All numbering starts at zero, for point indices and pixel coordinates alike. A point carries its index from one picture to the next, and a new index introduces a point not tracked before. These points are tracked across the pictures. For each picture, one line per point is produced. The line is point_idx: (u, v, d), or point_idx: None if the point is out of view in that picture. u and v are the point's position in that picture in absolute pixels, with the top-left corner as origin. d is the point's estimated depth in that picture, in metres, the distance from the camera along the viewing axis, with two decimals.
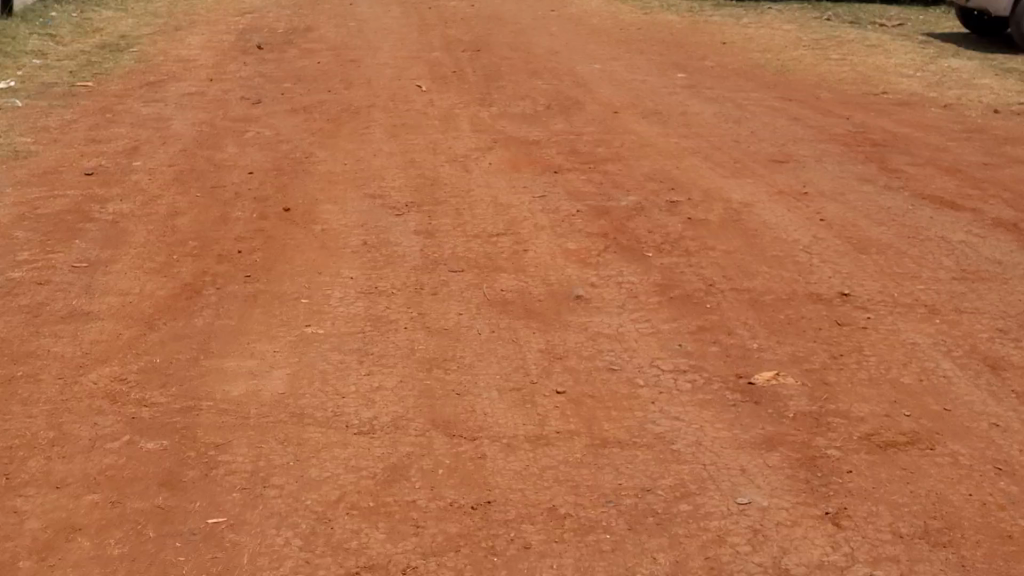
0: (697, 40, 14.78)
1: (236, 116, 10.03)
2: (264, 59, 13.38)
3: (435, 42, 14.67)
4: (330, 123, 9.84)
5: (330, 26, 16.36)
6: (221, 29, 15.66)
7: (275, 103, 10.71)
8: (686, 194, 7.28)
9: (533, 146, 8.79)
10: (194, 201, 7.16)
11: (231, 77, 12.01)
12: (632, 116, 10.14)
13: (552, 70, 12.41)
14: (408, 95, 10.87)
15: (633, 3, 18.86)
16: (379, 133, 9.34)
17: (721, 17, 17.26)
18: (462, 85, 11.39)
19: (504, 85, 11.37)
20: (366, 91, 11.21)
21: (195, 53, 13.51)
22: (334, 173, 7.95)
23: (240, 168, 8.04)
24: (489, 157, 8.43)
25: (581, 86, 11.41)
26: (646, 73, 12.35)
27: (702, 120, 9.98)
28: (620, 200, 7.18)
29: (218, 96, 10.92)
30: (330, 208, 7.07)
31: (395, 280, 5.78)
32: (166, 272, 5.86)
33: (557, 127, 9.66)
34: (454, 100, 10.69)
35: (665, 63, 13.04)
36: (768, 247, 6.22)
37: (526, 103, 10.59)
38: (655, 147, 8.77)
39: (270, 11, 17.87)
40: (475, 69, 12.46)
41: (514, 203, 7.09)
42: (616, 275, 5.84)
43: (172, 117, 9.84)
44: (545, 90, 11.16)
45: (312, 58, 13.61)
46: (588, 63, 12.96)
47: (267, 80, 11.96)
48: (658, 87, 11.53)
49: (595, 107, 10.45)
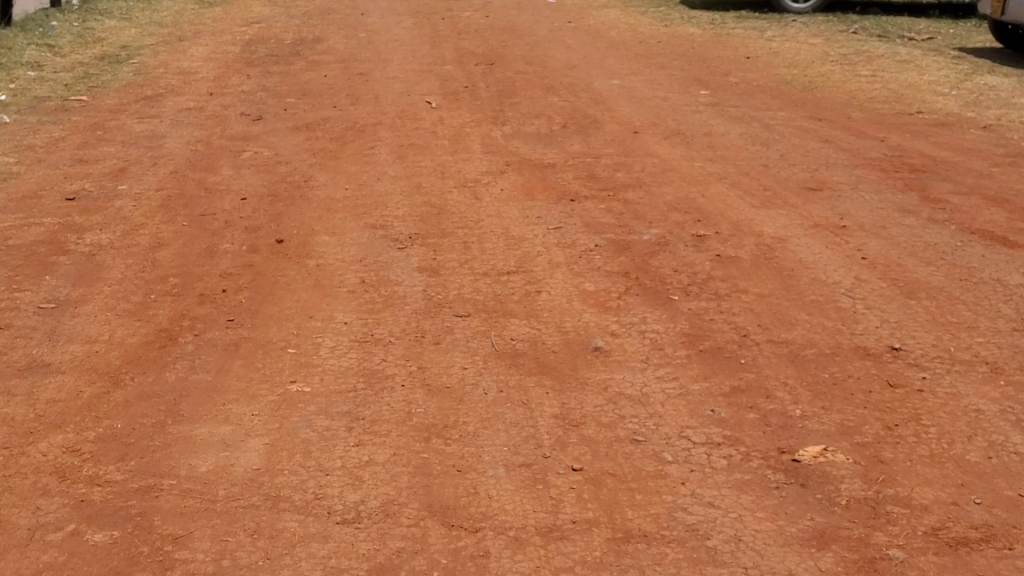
0: (720, 54, 14.21)
1: (234, 134, 9.49)
2: (268, 72, 12.86)
3: (447, 56, 14.14)
4: (333, 142, 9.30)
5: (339, 37, 15.83)
6: (226, 39, 15.16)
7: (277, 119, 10.18)
8: (714, 227, 6.70)
9: (549, 170, 8.23)
10: (180, 230, 6.62)
11: (233, 91, 11.48)
12: (653, 137, 9.57)
13: (569, 86, 11.85)
14: (416, 112, 10.32)
15: (652, 15, 18.29)
16: (385, 154, 8.79)
17: (744, 29, 16.67)
18: (474, 102, 10.84)
19: (518, 102, 10.82)
20: (372, 107, 10.67)
21: (197, 65, 13.01)
22: (334, 200, 7.39)
23: (233, 192, 7.49)
24: (501, 182, 7.87)
25: (599, 104, 10.85)
26: (667, 90, 11.78)
27: (727, 142, 9.40)
28: (642, 233, 6.60)
29: (217, 112, 10.39)
30: (327, 240, 6.51)
31: (395, 327, 5.20)
32: (140, 314, 5.31)
33: (574, 149, 9.10)
34: (465, 117, 10.14)
35: (687, 79, 12.47)
36: (807, 291, 5.63)
37: (540, 122, 10.04)
38: (678, 173, 8.20)
39: (279, 20, 17.37)
40: (488, 84, 11.92)
41: (527, 236, 6.52)
42: (639, 323, 5.26)
43: (166, 135, 9.32)
44: (561, 108, 10.61)
45: (319, 71, 13.08)
46: (606, 78, 12.40)
47: (270, 94, 11.44)
48: (680, 106, 10.96)
49: (614, 127, 9.88)
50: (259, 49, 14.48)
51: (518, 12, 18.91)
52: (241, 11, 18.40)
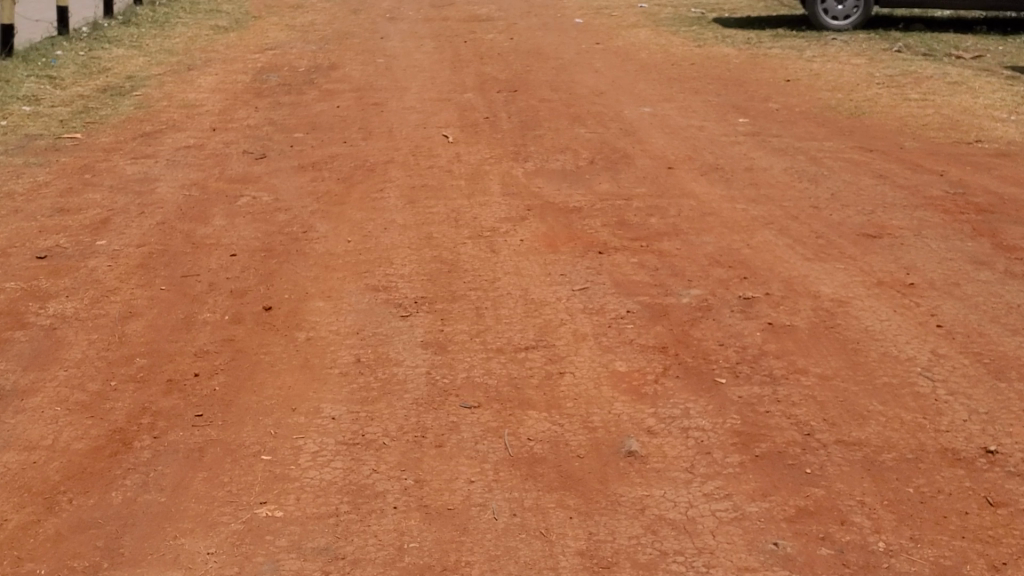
0: (758, 77, 13.37)
1: (233, 176, 8.75)
2: (278, 103, 12.16)
3: (468, 82, 13.38)
4: (340, 184, 8.54)
5: (355, 63, 15.13)
6: (237, 67, 14.50)
7: (282, 158, 9.44)
8: (763, 285, 5.87)
9: (574, 215, 7.43)
10: (156, 295, 5.85)
11: (237, 125, 10.77)
12: (689, 173, 8.76)
13: (597, 115, 11.07)
14: (432, 148, 9.56)
15: (684, 34, 17.47)
16: (394, 197, 8.01)
17: (781, 49, 15.82)
18: (494, 134, 10.07)
19: (542, 134, 10.04)
20: (385, 142, 9.91)
21: (203, 96, 12.34)
22: (333, 254, 6.59)
23: (222, 247, 6.72)
24: (522, 230, 7.07)
25: (629, 135, 10.06)
26: (703, 119, 10.96)
27: (771, 179, 8.57)
28: (681, 294, 5.77)
29: (217, 150, 9.67)
30: (321, 306, 5.71)
31: (390, 427, 4.37)
32: (94, 409, 4.54)
33: (602, 188, 8.29)
34: (483, 153, 9.36)
35: (724, 105, 11.65)
36: (877, 372, 4.80)
37: (566, 156, 9.25)
38: (719, 217, 7.38)
39: (294, 46, 16.70)
40: (511, 114, 11.14)
41: (549, 298, 5.71)
42: (681, 417, 4.40)
43: (158, 178, 8.61)
44: (589, 140, 9.82)
45: (331, 102, 12.37)
46: (637, 106, 11.60)
47: (277, 128, 10.73)
48: (717, 136, 10.14)
49: (647, 162, 9.07)
50: (271, 78, 13.80)
51: (543, 33, 18.14)
52: (256, 37, 17.74)
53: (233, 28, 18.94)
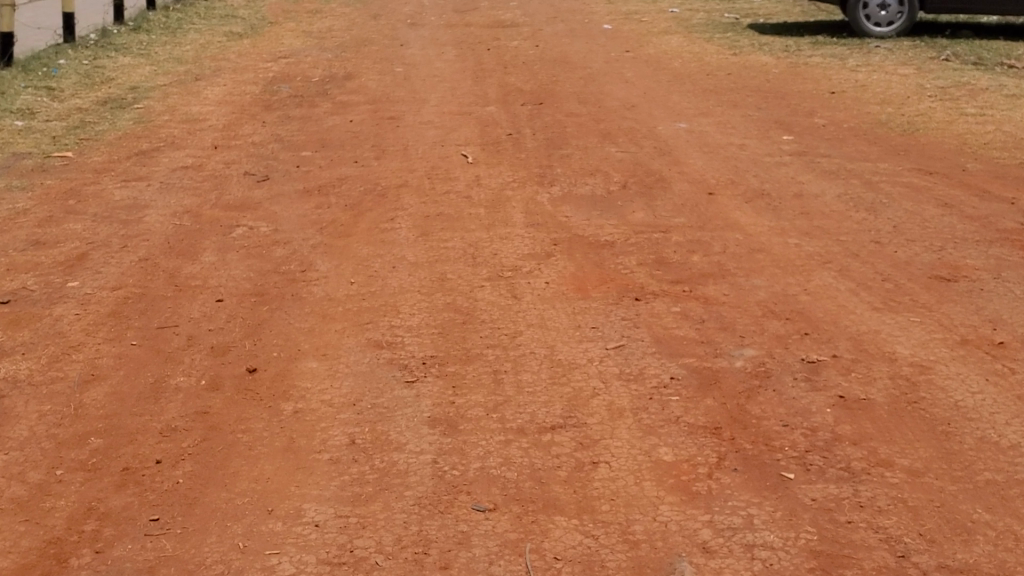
0: (800, 89, 12.50)
1: (230, 201, 7.99)
2: (288, 117, 11.41)
3: (491, 94, 12.59)
4: (347, 211, 7.76)
5: (372, 73, 14.37)
6: (247, 78, 13.78)
7: (286, 180, 8.68)
8: (829, 344, 5.04)
9: (606, 251, 6.62)
10: (124, 353, 5.08)
11: (241, 142, 10.03)
12: (732, 201, 7.93)
13: (629, 131, 10.25)
14: (449, 170, 8.77)
15: (719, 41, 16.60)
16: (404, 229, 7.21)
17: (822, 58, 14.93)
18: (518, 154, 9.27)
19: (570, 154, 9.23)
20: (399, 163, 9.14)
21: (209, 109, 11.61)
22: (332, 299, 5.79)
23: (207, 292, 5.93)
24: (547, 271, 6.26)
25: (665, 155, 9.23)
26: (744, 136, 10.12)
27: (825, 207, 7.72)
28: (733, 355, 4.94)
29: (217, 172, 8.92)
30: (314, 368, 4.92)
31: (385, 541, 3.61)
32: (31, 510, 3.84)
33: (636, 219, 7.47)
34: (505, 176, 8.56)
35: (765, 120, 10.80)
36: (975, 466, 3.99)
37: (596, 181, 8.44)
38: (770, 254, 6.54)
39: (309, 54, 15.96)
40: (536, 130, 10.34)
41: (578, 360, 4.90)
42: (742, 529, 3.64)
43: (147, 205, 7.87)
44: (621, 161, 9.01)
45: (345, 116, 11.60)
46: (672, 122, 10.77)
47: (284, 145, 9.97)
48: (761, 156, 9.30)
49: (684, 188, 8.25)
50: (282, 89, 13.07)
51: (570, 40, 17.33)
52: (270, 44, 17.01)
53: (248, 34, 18.25)
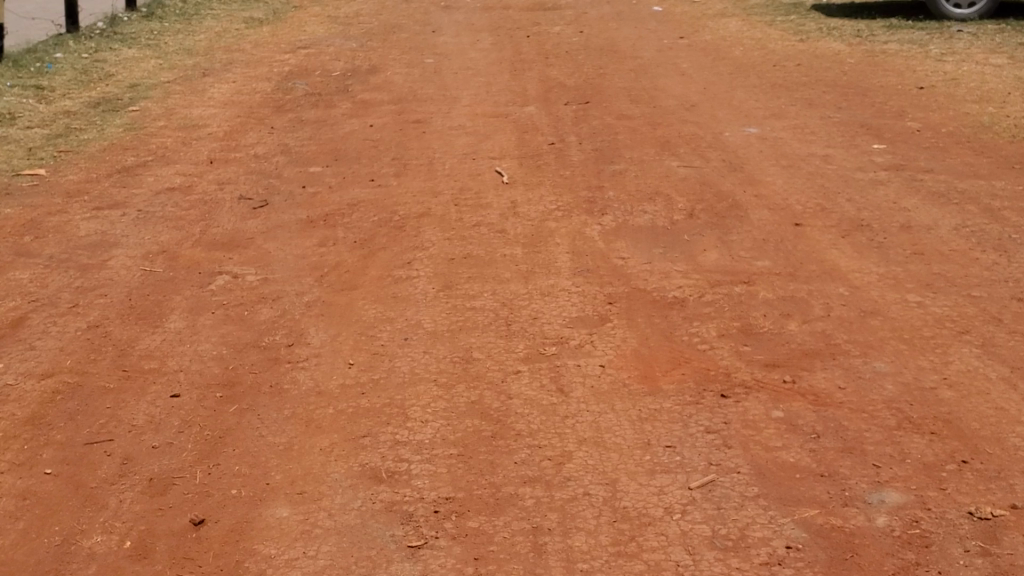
0: (882, 83, 10.99)
1: (217, 236, 6.66)
2: (300, 122, 10.08)
3: (531, 93, 11.19)
4: (356, 251, 6.41)
5: (399, 66, 13.01)
6: (260, 72, 12.47)
7: (288, 207, 7.34)
8: (998, 483, 3.66)
9: (676, 314, 5.23)
10: (35, 492, 3.81)
11: (242, 154, 8.70)
12: (825, 235, 6.50)
13: (691, 139, 8.84)
14: (481, 194, 7.41)
15: (781, 26, 15.06)
16: (423, 279, 5.83)
17: (900, 45, 13.36)
18: (561, 171, 7.90)
19: (624, 171, 7.84)
20: (423, 184, 7.78)
21: (211, 113, 10.30)
22: (321, 394, 4.42)
23: (162, 380, 4.59)
24: (602, 347, 4.87)
25: (736, 172, 7.82)
26: (826, 143, 8.68)
27: (941, 244, 6.27)
28: (868, 500, 3.58)
29: (209, 194, 7.60)
30: (284, 519, 3.59)
31: None
32: None
33: (710, 263, 6.06)
34: (548, 201, 7.18)
35: (848, 124, 9.33)
36: None
37: (657, 208, 7.04)
38: (887, 320, 5.11)
39: (331, 43, 14.61)
40: (583, 137, 8.96)
41: (651, 510, 3.56)
42: None
43: (115, 241, 6.56)
44: (684, 180, 7.61)
45: (364, 120, 10.26)
46: (739, 126, 9.33)
47: (290, 158, 8.65)
48: (849, 171, 7.85)
49: (765, 217, 6.83)
50: (296, 86, 11.73)
51: (618, 25, 15.86)
52: (291, 32, 15.70)
53: (268, 20, 16.92)
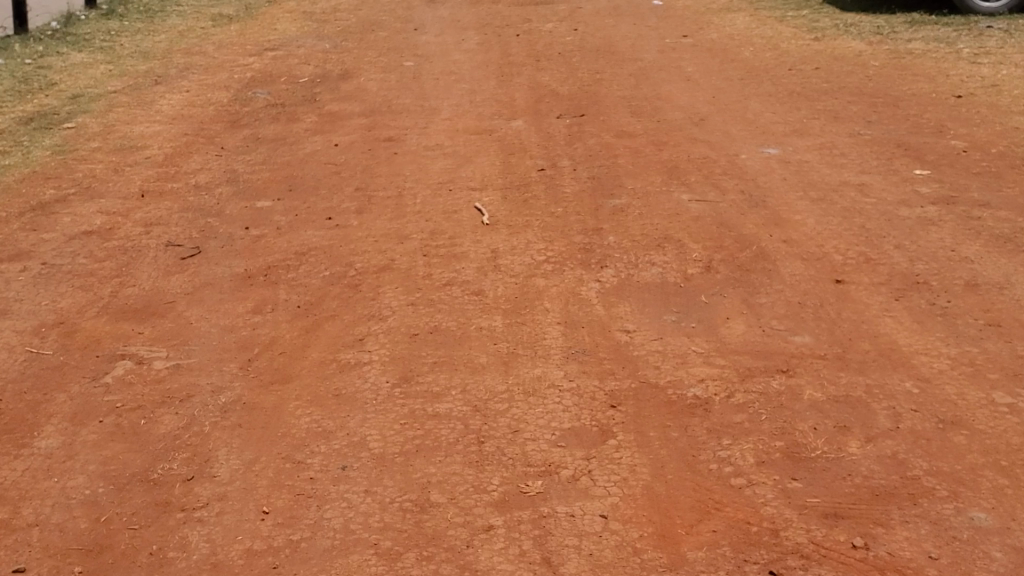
0: (913, 90, 9.78)
1: (129, 301, 5.50)
2: (255, 140, 8.88)
3: (519, 103, 9.99)
4: (298, 321, 5.21)
5: (374, 71, 11.80)
6: (219, 79, 11.26)
7: (222, 258, 6.15)
8: None
9: (698, 424, 4.03)
10: None
11: (181, 184, 7.50)
12: (874, 298, 5.29)
13: (703, 163, 7.66)
14: (456, 237, 6.21)
15: (793, 22, 13.83)
16: (374, 368, 4.60)
17: (927, 45, 12.13)
18: (551, 207, 6.72)
19: (626, 209, 6.65)
20: (388, 224, 6.59)
21: (156, 130, 9.11)
22: (215, 570, 3.37)
23: (6, 542, 3.56)
24: (603, 483, 3.68)
25: (758, 209, 6.63)
26: (860, 168, 7.49)
27: (1020, 310, 5.09)
28: None
29: (131, 239, 6.42)
30: None
31: None
32: None
33: (737, 341, 4.84)
34: (536, 249, 5.98)
35: (881, 142, 8.12)
36: None
37: (666, 258, 5.83)
38: (975, 435, 3.91)
39: (302, 43, 13.40)
40: (577, 162, 7.78)
41: None
42: None
43: (4, 310, 5.41)
44: (698, 219, 6.43)
45: (329, 137, 9.05)
46: (757, 146, 8.13)
47: (236, 188, 7.46)
48: (893, 206, 6.65)
49: (798, 271, 5.64)
50: (257, 96, 10.52)
51: (615, 21, 14.66)
52: (260, 31, 14.47)
53: (238, 17, 15.69)
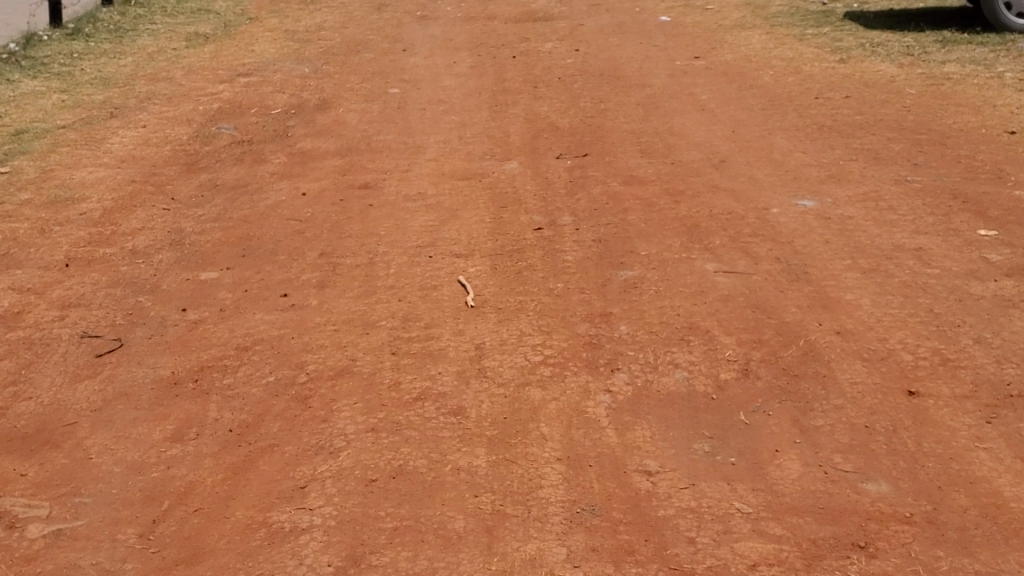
0: (960, 125, 8.65)
1: (20, 425, 4.42)
2: (212, 187, 7.77)
3: (514, 139, 8.87)
4: (227, 456, 4.08)
5: (356, 100, 10.68)
6: (183, 110, 10.16)
7: (147, 354, 5.01)
8: None
9: None
10: None
11: (114, 249, 6.40)
12: (960, 422, 4.19)
13: (727, 219, 6.55)
14: (433, 326, 5.08)
15: (813, 42, 12.72)
16: (315, 539, 3.57)
17: (964, 68, 11.00)
18: (550, 283, 5.60)
19: (640, 284, 5.53)
20: (353, 304, 5.46)
21: (100, 175, 7.99)
22: None
23: None
24: None
25: (799, 284, 5.50)
26: (913, 227, 6.37)
27: None
28: None
29: (40, 327, 5.32)
30: None
31: None
32: None
33: (792, 493, 3.77)
34: (529, 346, 4.83)
35: (933, 192, 7.01)
36: None
37: (693, 358, 4.69)
38: None
39: (280, 67, 12.29)
40: (580, 218, 6.65)
41: None
42: None
43: None
44: (728, 298, 5.31)
45: (297, 183, 7.93)
46: (789, 196, 7.00)
47: (179, 253, 6.35)
48: (962, 281, 5.53)
49: (859, 378, 4.51)
50: (223, 131, 9.42)
51: (619, 41, 13.55)
52: (236, 53, 13.38)
53: (215, 36, 14.58)
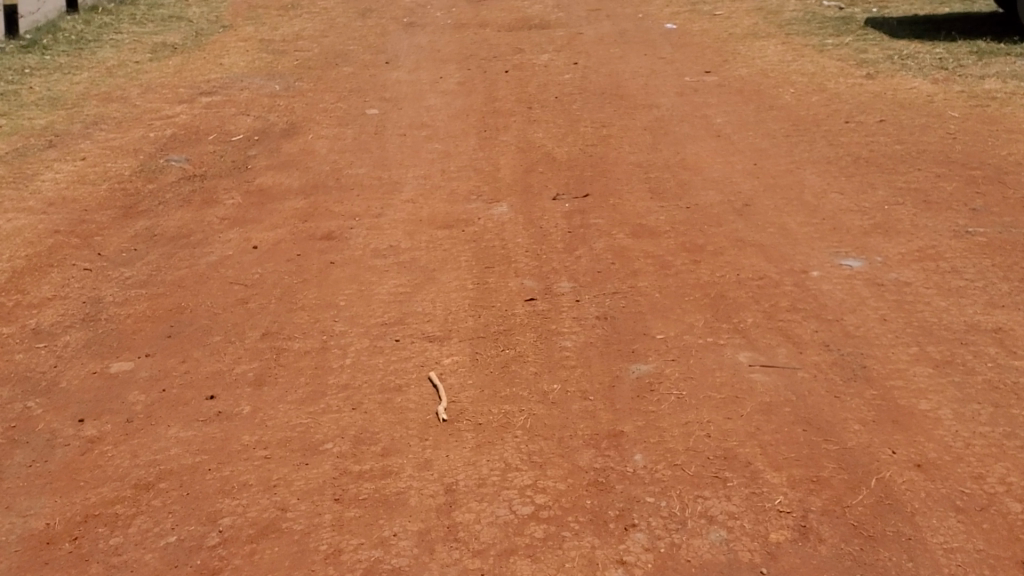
0: (1017, 157, 7.50)
1: None
2: (149, 238, 6.63)
3: (504, 174, 7.73)
4: None
5: (328, 123, 9.53)
6: (131, 137, 9.01)
7: (19, 495, 3.88)
8: None
9: None
10: None
11: (13, 329, 5.27)
12: None
13: (759, 286, 5.40)
14: (393, 453, 3.94)
15: (835, 53, 11.56)
16: None
17: (1008, 85, 9.84)
18: (544, 383, 4.45)
19: (658, 386, 4.38)
20: (296, 413, 4.32)
21: (20, 223, 6.86)
22: None
23: None
24: None
25: (858, 386, 4.35)
26: (987, 297, 5.23)
27: None
28: None
29: None
30: None
31: None
32: None
33: None
34: (516, 489, 3.69)
35: (1002, 247, 5.87)
36: None
37: (732, 507, 3.56)
38: None
39: (248, 84, 11.14)
40: (580, 284, 5.50)
41: None
42: None
43: None
44: (771, 408, 4.16)
45: (249, 231, 6.79)
46: (830, 253, 5.85)
47: (91, 332, 5.21)
48: None
49: (956, 540, 3.39)
50: (173, 164, 8.28)
51: (622, 52, 12.39)
52: (203, 66, 12.23)
53: (183, 47, 13.42)
